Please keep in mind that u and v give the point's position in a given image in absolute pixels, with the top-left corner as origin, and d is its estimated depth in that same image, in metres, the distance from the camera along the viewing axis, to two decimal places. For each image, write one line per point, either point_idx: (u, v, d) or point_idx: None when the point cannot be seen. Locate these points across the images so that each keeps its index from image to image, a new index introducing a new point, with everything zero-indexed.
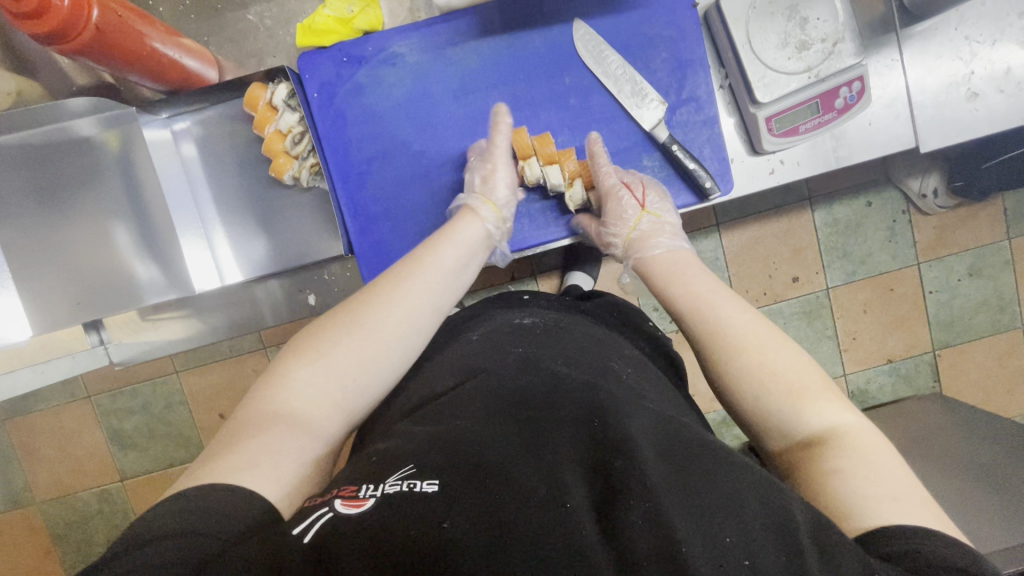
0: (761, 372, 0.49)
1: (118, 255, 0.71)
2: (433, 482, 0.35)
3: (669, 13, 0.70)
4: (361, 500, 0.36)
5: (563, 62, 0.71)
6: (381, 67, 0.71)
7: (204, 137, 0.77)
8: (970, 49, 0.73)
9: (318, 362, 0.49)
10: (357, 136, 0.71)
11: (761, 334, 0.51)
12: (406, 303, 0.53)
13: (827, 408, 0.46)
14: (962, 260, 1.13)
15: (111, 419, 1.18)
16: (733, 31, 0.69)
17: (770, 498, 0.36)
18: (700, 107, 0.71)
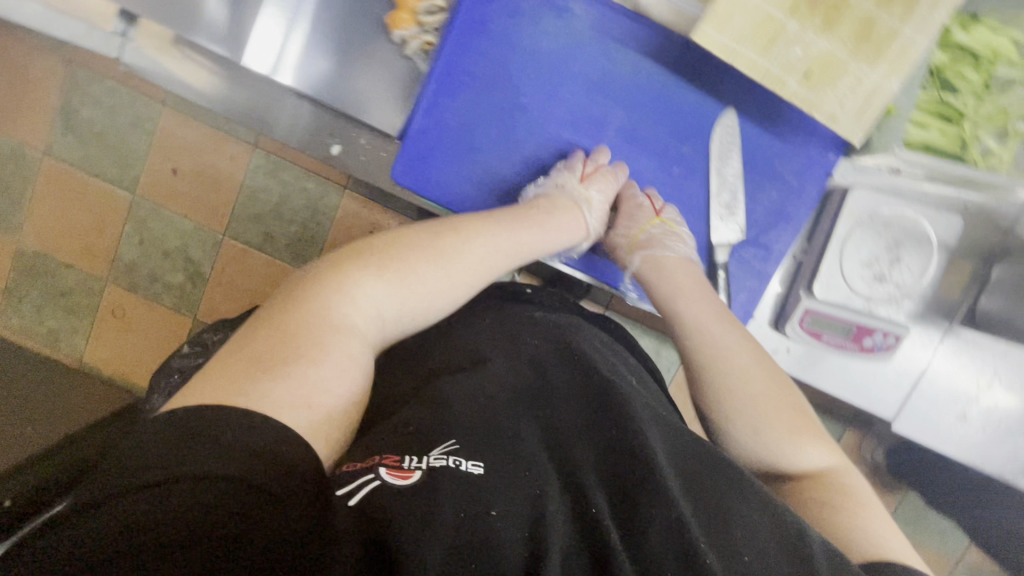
0: (747, 399, 0.57)
1: None
2: (477, 464, 0.40)
3: (804, 166, 0.70)
4: (407, 471, 0.40)
5: (694, 132, 0.69)
6: (547, 9, 0.67)
7: None
8: (988, 381, 0.76)
9: (374, 277, 0.52)
10: (478, 48, 0.67)
11: (748, 366, 0.59)
12: (464, 267, 0.57)
13: (809, 451, 0.56)
14: None
15: (72, 93, 1.22)
16: (840, 221, 0.69)
17: (786, 527, 0.42)
18: (766, 258, 0.72)
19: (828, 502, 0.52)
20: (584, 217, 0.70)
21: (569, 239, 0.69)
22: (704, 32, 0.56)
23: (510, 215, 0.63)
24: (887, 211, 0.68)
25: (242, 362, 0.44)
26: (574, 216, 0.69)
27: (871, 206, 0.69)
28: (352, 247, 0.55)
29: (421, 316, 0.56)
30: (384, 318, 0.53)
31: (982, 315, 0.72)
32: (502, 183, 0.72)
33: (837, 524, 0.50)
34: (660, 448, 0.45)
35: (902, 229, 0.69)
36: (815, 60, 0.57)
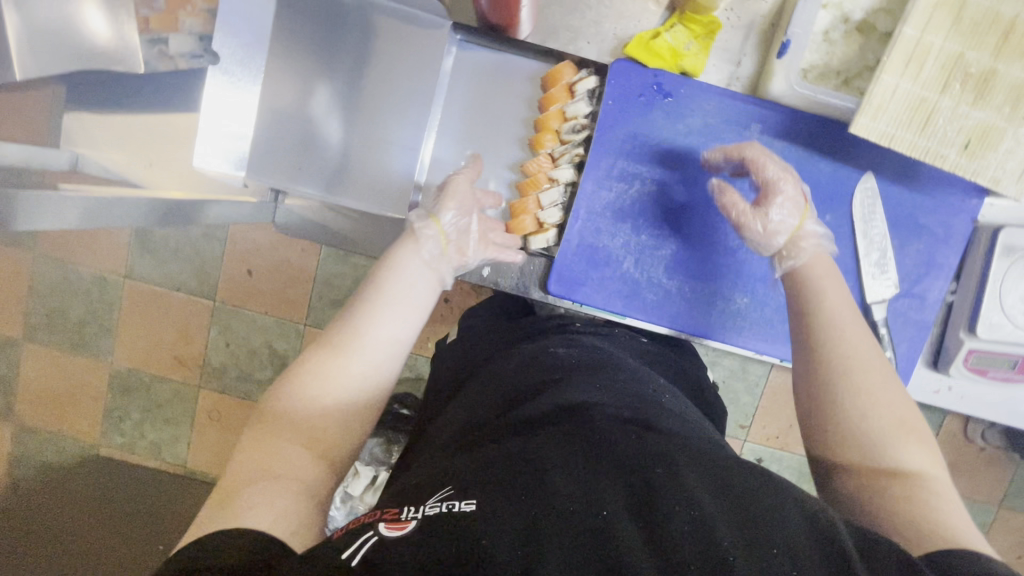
0: (864, 396, 0.50)
1: (321, 129, 0.74)
2: (471, 503, 0.37)
3: (950, 215, 0.71)
4: (403, 522, 0.37)
5: (837, 199, 0.71)
6: (681, 109, 0.70)
7: (463, 60, 0.80)
8: None
9: (270, 418, 0.47)
10: (620, 147, 0.70)
11: (893, 413, 0.50)
12: (383, 337, 0.53)
13: (915, 452, 0.48)
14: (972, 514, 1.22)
15: None
16: (993, 263, 0.70)
17: (817, 514, 0.38)
18: (923, 307, 0.73)
19: (913, 495, 0.46)
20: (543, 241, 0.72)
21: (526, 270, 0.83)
22: (864, 122, 0.59)
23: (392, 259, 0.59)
24: None
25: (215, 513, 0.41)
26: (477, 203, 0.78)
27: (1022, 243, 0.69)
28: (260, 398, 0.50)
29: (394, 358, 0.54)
30: (347, 388, 0.50)
31: None
32: (675, 292, 0.73)
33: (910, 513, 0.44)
34: (695, 479, 0.39)
35: None
36: (974, 130, 0.58)
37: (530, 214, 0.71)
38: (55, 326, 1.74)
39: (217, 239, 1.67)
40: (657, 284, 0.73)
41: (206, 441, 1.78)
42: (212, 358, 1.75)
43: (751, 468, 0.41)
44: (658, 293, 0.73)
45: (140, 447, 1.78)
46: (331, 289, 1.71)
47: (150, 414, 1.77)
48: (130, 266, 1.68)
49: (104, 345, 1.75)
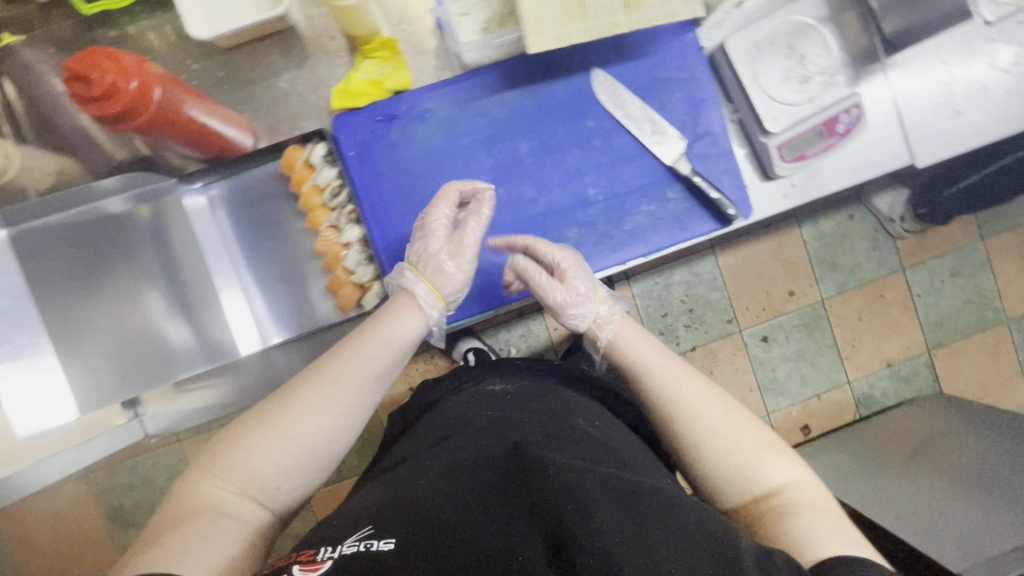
0: (723, 444, 0.52)
1: (153, 322, 0.75)
2: (389, 541, 0.42)
3: (680, 57, 0.75)
4: (318, 562, 0.42)
5: (585, 107, 0.75)
6: (413, 122, 0.73)
7: (234, 201, 0.77)
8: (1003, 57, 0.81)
9: (215, 474, 0.49)
10: (390, 188, 0.73)
11: (745, 436, 0.52)
12: (336, 419, 0.52)
13: (779, 465, 0.51)
14: (945, 263, 1.43)
15: None
16: (741, 70, 0.74)
17: (717, 535, 0.41)
18: (716, 140, 0.75)
19: (797, 506, 0.48)
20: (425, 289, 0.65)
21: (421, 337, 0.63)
22: (536, 40, 0.62)
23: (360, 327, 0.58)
24: (764, 35, 0.74)
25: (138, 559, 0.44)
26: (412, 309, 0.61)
27: (749, 42, 0.74)
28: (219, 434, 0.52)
29: (344, 436, 0.53)
30: (293, 461, 0.50)
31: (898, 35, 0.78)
32: None
33: (790, 528, 0.46)
34: (608, 508, 0.42)
35: (786, 34, 0.74)
36: None
37: (347, 285, 0.72)
38: None
39: None
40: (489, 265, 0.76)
41: None
42: None
43: (680, 502, 0.44)
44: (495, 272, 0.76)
45: None
46: None
47: None
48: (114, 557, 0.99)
49: None
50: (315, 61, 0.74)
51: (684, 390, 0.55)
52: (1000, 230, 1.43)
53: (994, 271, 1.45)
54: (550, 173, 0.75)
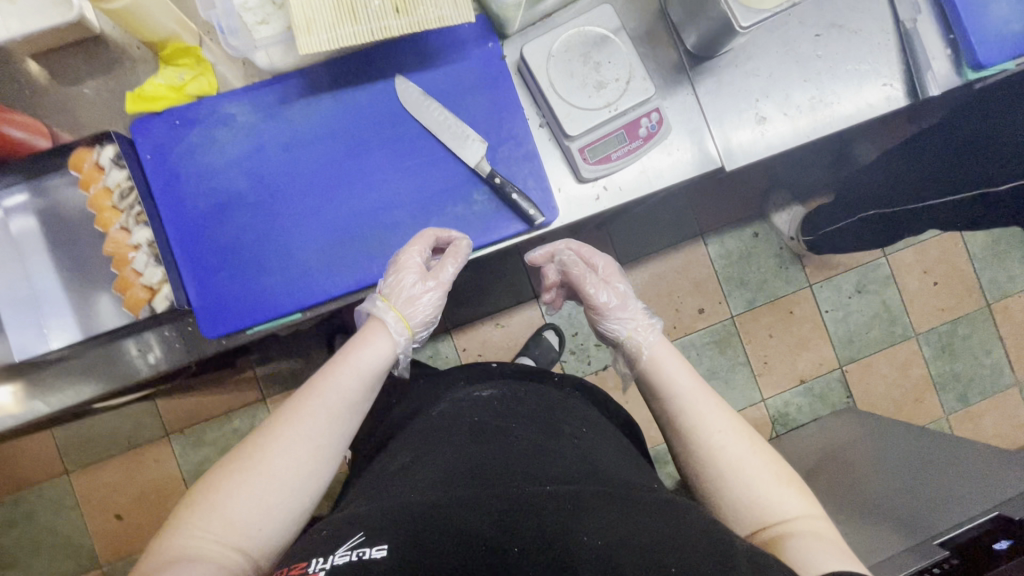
0: (744, 472, 0.58)
1: None
2: (381, 547, 0.46)
3: (484, 64, 0.78)
4: (312, 573, 0.45)
5: (389, 113, 0.76)
6: (214, 127, 0.74)
7: (37, 208, 0.75)
8: (805, 71, 0.85)
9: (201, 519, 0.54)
10: (191, 192, 0.74)
11: (768, 470, 0.58)
12: (305, 459, 0.58)
13: (795, 500, 0.57)
14: (851, 281, 1.57)
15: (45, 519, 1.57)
16: (537, 78, 0.77)
17: (717, 537, 0.47)
18: (519, 143, 0.78)
19: (794, 537, 0.54)
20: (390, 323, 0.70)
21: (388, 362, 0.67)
22: (304, 41, 0.64)
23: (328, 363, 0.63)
24: (558, 44, 0.77)
25: None
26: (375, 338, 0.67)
27: (544, 50, 0.77)
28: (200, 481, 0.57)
29: (321, 468, 0.59)
30: (269, 498, 0.56)
31: (696, 47, 0.81)
32: (319, 263, 0.76)
33: (793, 552, 0.52)
34: (600, 516, 0.47)
35: (582, 44, 0.77)
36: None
37: (135, 286, 0.70)
38: None
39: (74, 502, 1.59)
40: (292, 267, 0.75)
41: None
42: None
43: (664, 501, 0.51)
44: (301, 274, 0.75)
45: None
46: None
47: None
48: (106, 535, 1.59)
49: None
50: (119, 68, 0.75)
51: (722, 425, 0.61)
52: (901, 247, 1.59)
53: (899, 287, 1.59)
54: (356, 177, 0.76)
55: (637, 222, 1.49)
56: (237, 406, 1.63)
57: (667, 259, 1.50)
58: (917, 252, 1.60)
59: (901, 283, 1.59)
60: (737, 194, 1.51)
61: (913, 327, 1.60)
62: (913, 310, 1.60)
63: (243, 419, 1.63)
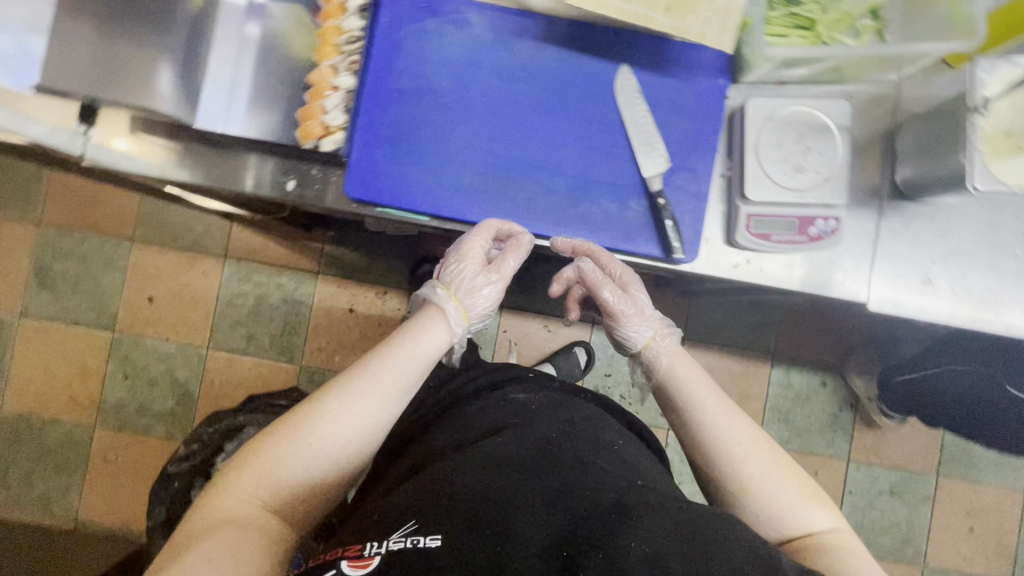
0: (768, 489, 0.63)
1: (150, 72, 0.72)
2: (433, 537, 0.56)
3: (704, 96, 0.78)
4: (367, 558, 0.57)
5: (598, 92, 0.78)
6: (450, 26, 0.78)
7: (275, 19, 0.82)
8: (992, 261, 0.82)
9: (246, 481, 0.63)
10: (400, 68, 0.77)
11: (795, 484, 0.64)
12: (343, 429, 0.65)
13: (817, 515, 0.63)
14: (890, 479, 1.49)
15: (88, 271, 1.69)
16: (747, 132, 0.77)
17: (762, 549, 0.54)
18: (697, 180, 0.78)
19: (815, 549, 0.60)
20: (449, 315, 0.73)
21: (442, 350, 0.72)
22: None
23: (384, 345, 0.70)
24: (784, 113, 0.76)
25: (183, 543, 0.60)
26: (434, 328, 0.72)
27: (767, 111, 0.77)
28: (246, 447, 0.66)
29: (357, 436, 0.66)
30: (307, 463, 0.64)
31: (905, 183, 0.79)
32: (469, 186, 0.78)
33: (822, 560, 0.58)
34: (648, 525, 0.55)
35: (803, 125, 0.77)
36: None
37: (316, 119, 0.75)
38: None
39: (120, 268, 1.70)
40: (446, 177, 0.78)
41: (100, 486, 1.67)
42: (111, 393, 1.69)
43: (712, 513, 0.58)
44: (450, 186, 0.78)
45: (30, 502, 1.66)
46: (233, 311, 1.71)
47: (43, 460, 1.68)
48: (123, 311, 1.70)
49: None
50: None
51: (745, 443, 0.66)
52: (954, 475, 1.49)
53: (933, 511, 1.49)
54: (542, 131, 0.79)
55: (722, 310, 1.46)
56: (292, 267, 1.71)
57: (731, 358, 1.46)
58: (971, 489, 1.49)
59: (936, 509, 1.49)
60: (829, 337, 1.46)
61: (926, 557, 1.49)
62: (935, 542, 1.49)
63: (289, 281, 1.71)
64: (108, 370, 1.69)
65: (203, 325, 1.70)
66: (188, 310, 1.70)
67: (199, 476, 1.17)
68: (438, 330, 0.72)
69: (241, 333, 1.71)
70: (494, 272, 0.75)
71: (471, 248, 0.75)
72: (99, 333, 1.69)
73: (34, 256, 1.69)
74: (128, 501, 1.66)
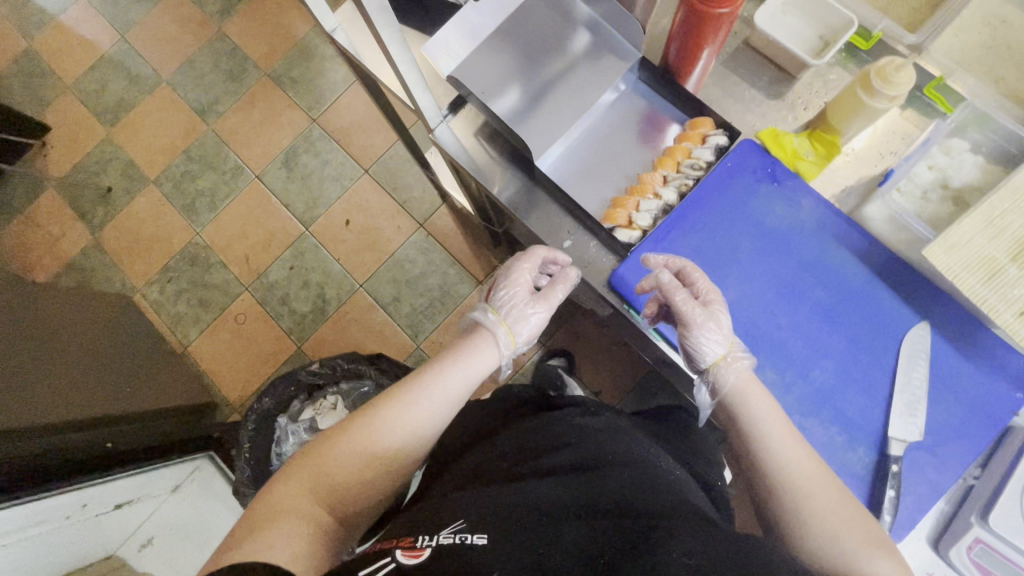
0: (838, 523, 0.58)
1: (512, 95, 0.85)
2: (482, 536, 0.54)
3: (992, 398, 0.73)
4: (418, 550, 0.55)
5: (885, 331, 0.76)
6: (781, 199, 0.81)
7: (627, 99, 0.90)
8: None
9: (303, 477, 0.63)
10: (715, 206, 0.81)
11: (860, 529, 0.58)
12: (402, 423, 0.69)
13: (885, 565, 0.55)
14: None
15: (321, 174, 1.95)
16: (1021, 462, 0.70)
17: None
18: (940, 470, 0.72)
19: None
20: (496, 339, 0.78)
21: (487, 367, 0.78)
22: (935, 251, 0.67)
23: (442, 359, 0.76)
24: None
25: (243, 534, 0.58)
26: (485, 344, 0.78)
27: None
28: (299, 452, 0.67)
29: (410, 431, 0.69)
30: (362, 454, 0.66)
31: None
32: None
33: None
34: (685, 547, 0.51)
35: None
36: None
37: (625, 211, 0.81)
38: (180, 186, 2.00)
39: (343, 186, 1.94)
40: None
41: (218, 337, 1.88)
42: (273, 272, 1.91)
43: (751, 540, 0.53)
44: None
45: (166, 313, 1.90)
46: (397, 270, 1.86)
47: (195, 289, 1.92)
48: (324, 218, 1.92)
49: (203, 217, 1.98)
50: (779, 107, 0.86)
51: (800, 476, 0.61)
52: None
53: None
54: (810, 330, 0.78)
55: None
56: (463, 265, 1.83)
57: None
58: None
59: None
60: None
61: None
62: None
63: (453, 275, 1.83)
64: (282, 254, 1.92)
65: (369, 266, 1.88)
66: (367, 247, 1.89)
67: (299, 394, 1.30)
68: (485, 350, 0.78)
69: (391, 291, 1.85)
70: (547, 298, 0.80)
71: (526, 278, 0.81)
72: (295, 223, 1.93)
73: (294, 141, 1.99)
74: (228, 362, 1.85)
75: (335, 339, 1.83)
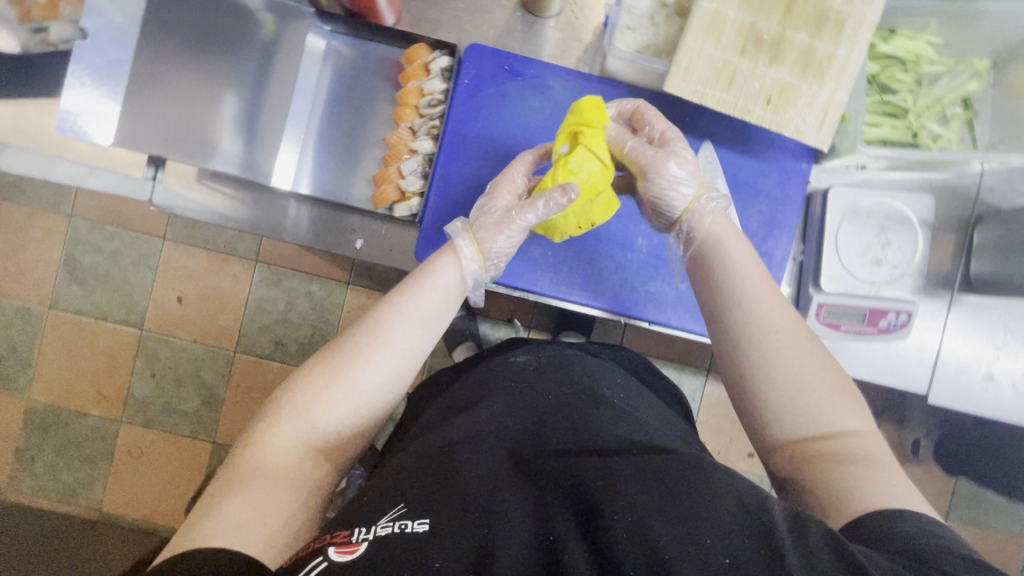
0: (775, 393, 0.53)
1: (215, 119, 0.73)
2: (424, 521, 0.39)
3: (783, 178, 0.78)
4: (353, 546, 0.39)
5: None
6: (532, 90, 0.76)
7: (343, 62, 0.80)
8: None
9: (277, 428, 0.53)
10: (478, 131, 0.76)
11: (806, 371, 0.53)
12: (379, 368, 0.56)
13: (843, 414, 0.51)
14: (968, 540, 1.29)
15: (119, 267, 1.68)
16: (828, 219, 0.77)
17: (758, 506, 0.39)
18: (770, 265, 0.79)
19: (853, 468, 0.47)
20: (469, 261, 0.64)
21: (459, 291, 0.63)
22: (675, 83, 0.66)
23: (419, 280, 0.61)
24: (867, 203, 0.76)
25: (217, 491, 0.49)
26: (459, 263, 0.63)
27: (850, 201, 0.77)
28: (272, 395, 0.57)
29: (396, 373, 0.57)
30: (340, 406, 0.54)
31: (977, 277, 0.77)
32: (541, 255, 0.76)
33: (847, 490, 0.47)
34: (637, 492, 0.39)
35: (886, 216, 0.77)
36: (772, 89, 0.66)
37: (392, 184, 0.76)
38: None
39: (151, 266, 1.69)
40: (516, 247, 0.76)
41: (125, 480, 1.69)
42: (137, 390, 1.70)
43: (708, 467, 0.43)
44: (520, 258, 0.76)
45: (54, 491, 1.69)
46: (263, 316, 1.70)
47: (67, 451, 1.69)
48: (154, 309, 1.70)
49: (24, 379, 1.70)
50: None
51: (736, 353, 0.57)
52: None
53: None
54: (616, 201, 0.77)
55: None
56: (322, 275, 1.69)
57: None
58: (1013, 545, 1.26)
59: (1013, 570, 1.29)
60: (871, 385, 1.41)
61: None
62: None
63: (318, 289, 1.70)
64: (136, 367, 1.70)
65: (232, 328, 1.70)
66: (218, 312, 1.70)
67: None
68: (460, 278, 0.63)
69: (269, 339, 1.70)
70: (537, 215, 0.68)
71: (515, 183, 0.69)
72: (127, 330, 1.69)
73: (65, 249, 1.68)
74: (153, 496, 1.69)
75: (243, 414, 1.70)
